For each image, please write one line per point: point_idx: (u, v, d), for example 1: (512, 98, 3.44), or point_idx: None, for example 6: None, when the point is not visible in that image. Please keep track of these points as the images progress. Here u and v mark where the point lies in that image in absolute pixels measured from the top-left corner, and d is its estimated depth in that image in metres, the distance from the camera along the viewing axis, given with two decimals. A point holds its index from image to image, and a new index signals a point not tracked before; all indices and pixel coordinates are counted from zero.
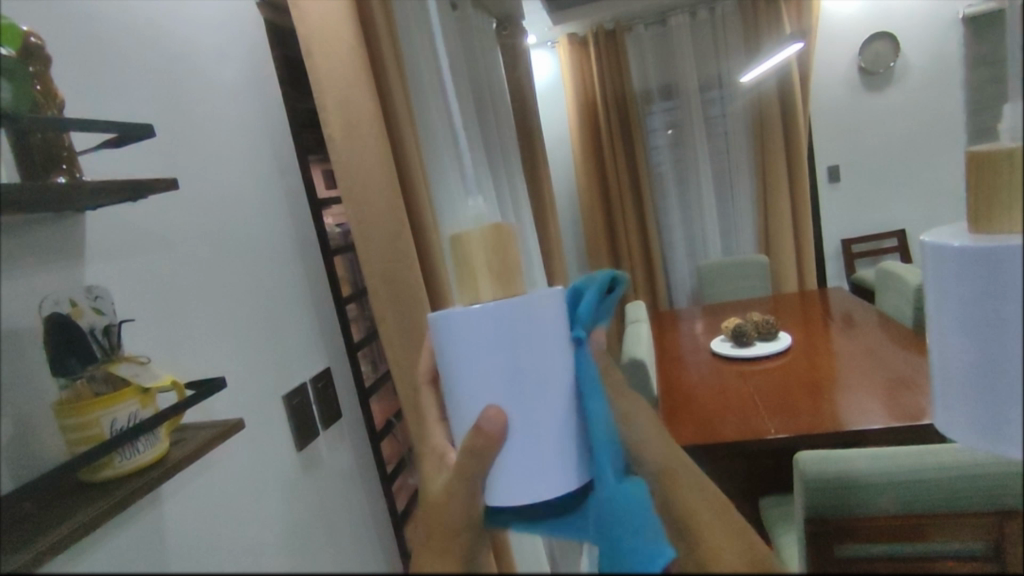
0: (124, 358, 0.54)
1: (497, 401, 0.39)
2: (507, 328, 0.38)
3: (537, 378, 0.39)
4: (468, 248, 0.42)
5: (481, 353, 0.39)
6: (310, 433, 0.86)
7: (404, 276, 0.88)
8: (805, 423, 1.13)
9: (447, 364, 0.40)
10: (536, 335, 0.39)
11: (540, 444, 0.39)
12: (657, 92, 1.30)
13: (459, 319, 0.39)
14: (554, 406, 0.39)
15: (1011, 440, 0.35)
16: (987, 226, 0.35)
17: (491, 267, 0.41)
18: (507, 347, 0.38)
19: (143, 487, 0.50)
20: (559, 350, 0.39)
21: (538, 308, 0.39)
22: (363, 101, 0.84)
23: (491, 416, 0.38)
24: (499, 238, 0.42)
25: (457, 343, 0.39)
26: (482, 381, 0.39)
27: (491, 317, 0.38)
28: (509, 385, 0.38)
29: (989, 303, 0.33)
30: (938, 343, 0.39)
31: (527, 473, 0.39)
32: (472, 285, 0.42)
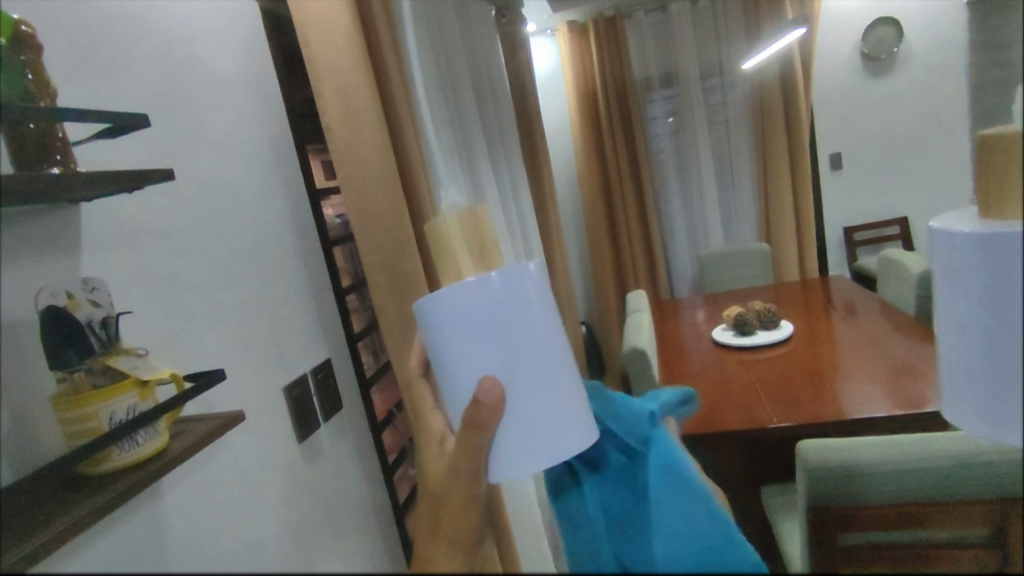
0: (122, 351, 0.54)
1: (492, 373, 0.43)
2: (496, 305, 0.43)
3: (526, 348, 0.43)
4: (449, 237, 0.48)
5: (472, 330, 0.43)
6: (311, 424, 0.86)
7: (403, 267, 0.87)
8: (807, 411, 1.12)
9: (437, 345, 0.44)
10: (521, 310, 0.43)
11: (534, 407, 0.44)
12: (657, 78, 1.25)
13: (448, 300, 0.43)
14: (541, 373, 0.44)
15: (1015, 429, 0.34)
16: (998, 212, 0.34)
17: (472, 249, 0.48)
18: (496, 323, 0.43)
19: (142, 481, 0.50)
20: (541, 321, 0.44)
21: (519, 286, 0.43)
22: (360, 89, 0.83)
23: (488, 388, 0.42)
24: (473, 222, 0.49)
25: (447, 324, 0.43)
26: (477, 356, 0.43)
27: (479, 296, 0.42)
28: (501, 357, 0.43)
29: (996, 289, 0.33)
30: (945, 333, 0.38)
31: (523, 443, 0.44)
32: (454, 266, 0.47)
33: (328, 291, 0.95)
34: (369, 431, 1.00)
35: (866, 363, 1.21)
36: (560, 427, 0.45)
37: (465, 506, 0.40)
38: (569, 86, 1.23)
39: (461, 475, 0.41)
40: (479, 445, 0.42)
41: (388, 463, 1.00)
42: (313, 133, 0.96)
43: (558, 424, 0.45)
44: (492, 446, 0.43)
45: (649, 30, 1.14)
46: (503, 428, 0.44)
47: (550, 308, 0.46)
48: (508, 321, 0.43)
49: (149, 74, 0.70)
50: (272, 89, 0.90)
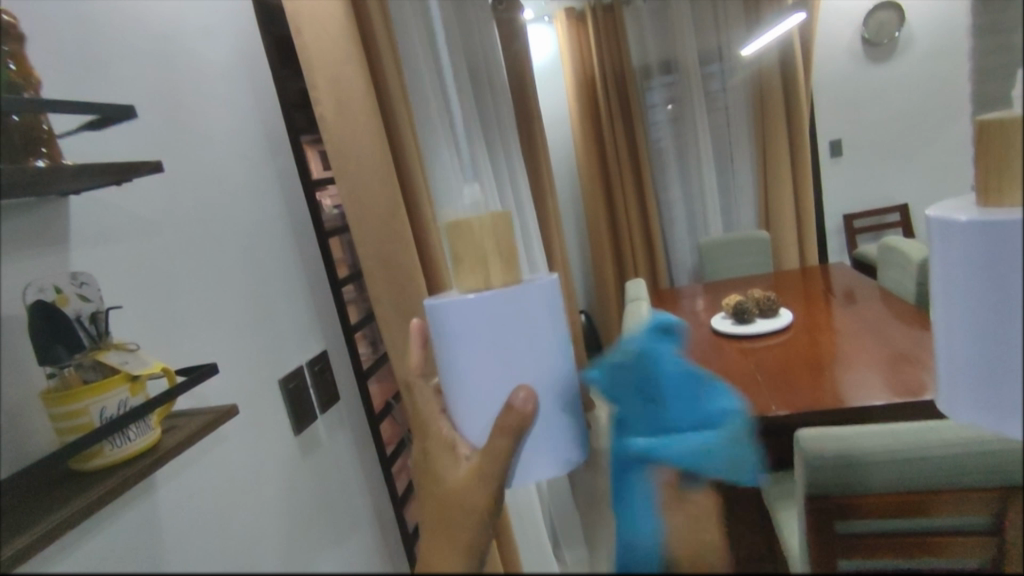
0: (113, 345, 0.55)
1: (523, 382, 0.42)
2: (524, 314, 0.42)
3: (553, 356, 0.43)
4: (475, 238, 0.43)
5: (502, 344, 0.42)
6: (307, 417, 0.86)
7: (398, 258, 0.87)
8: (810, 400, 1.16)
9: (461, 354, 0.42)
10: (547, 318, 0.43)
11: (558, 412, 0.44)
12: (658, 64, 1.22)
13: (475, 311, 0.41)
14: (564, 379, 0.44)
15: (1015, 421, 0.34)
16: (997, 199, 0.33)
17: (500, 252, 0.43)
18: (524, 334, 0.42)
19: (133, 476, 0.50)
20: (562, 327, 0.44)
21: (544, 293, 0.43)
22: (353, 79, 0.82)
23: (524, 398, 0.42)
24: (497, 226, 0.43)
25: (474, 334, 0.42)
26: (505, 366, 0.42)
27: (510, 307, 0.41)
28: (530, 366, 0.42)
29: (997, 281, 0.32)
30: (941, 322, 0.38)
31: (549, 448, 0.44)
32: (481, 268, 0.43)
33: (323, 282, 0.95)
34: (366, 423, 1.00)
35: (865, 352, 1.21)
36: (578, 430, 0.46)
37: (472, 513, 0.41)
38: (569, 77, 1.12)
39: (479, 483, 0.42)
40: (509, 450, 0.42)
41: (385, 455, 1.00)
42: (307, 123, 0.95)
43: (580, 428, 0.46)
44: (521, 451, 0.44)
45: (647, 15, 1.18)
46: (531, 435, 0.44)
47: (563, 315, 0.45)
48: (538, 330, 0.42)
49: (138, 62, 0.68)
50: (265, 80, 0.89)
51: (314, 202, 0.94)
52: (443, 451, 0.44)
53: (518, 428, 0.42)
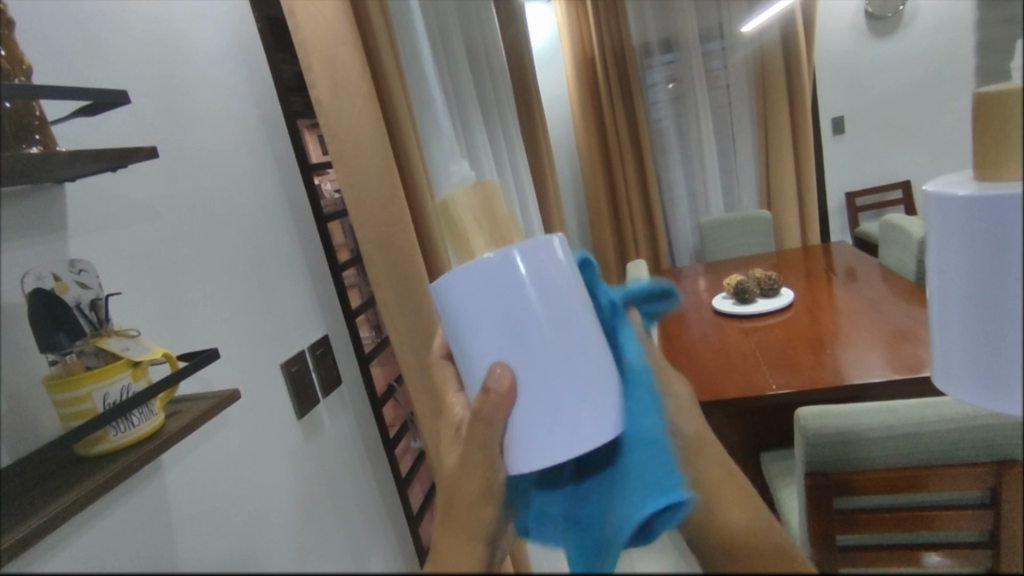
0: (114, 332, 0.55)
1: (502, 359, 0.40)
2: (507, 283, 0.39)
3: (546, 329, 0.39)
4: (458, 212, 0.51)
5: (488, 313, 0.40)
6: (310, 400, 0.86)
7: (398, 241, 0.87)
8: (809, 377, 1.15)
9: (455, 327, 0.42)
10: (535, 290, 0.39)
11: (553, 390, 0.40)
12: (657, 43, 1.28)
13: (457, 283, 0.40)
14: (565, 355, 0.40)
15: (1012, 398, 0.34)
16: (995, 172, 0.33)
17: (480, 222, 0.50)
18: (504, 305, 0.39)
19: (140, 459, 0.50)
20: (565, 298, 0.40)
21: (535, 259, 0.40)
22: (348, 60, 0.81)
23: (498, 375, 0.39)
24: (482, 199, 0.51)
25: (459, 307, 0.40)
26: (486, 339, 0.40)
27: (489, 276, 0.39)
28: (513, 341, 0.39)
29: (994, 256, 0.32)
30: (937, 298, 0.38)
31: (539, 431, 0.40)
32: (465, 239, 0.50)
33: (323, 267, 0.95)
34: (369, 405, 1.01)
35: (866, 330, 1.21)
36: (592, 406, 0.40)
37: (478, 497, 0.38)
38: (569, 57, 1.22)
39: (472, 467, 0.39)
40: (488, 437, 0.40)
41: (389, 437, 1.02)
42: (303, 107, 0.94)
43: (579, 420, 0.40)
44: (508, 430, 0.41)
45: None
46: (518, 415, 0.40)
47: (574, 291, 0.41)
48: (521, 301, 0.39)
49: (130, 47, 0.67)
50: (260, 62, 0.88)
51: (312, 186, 0.94)
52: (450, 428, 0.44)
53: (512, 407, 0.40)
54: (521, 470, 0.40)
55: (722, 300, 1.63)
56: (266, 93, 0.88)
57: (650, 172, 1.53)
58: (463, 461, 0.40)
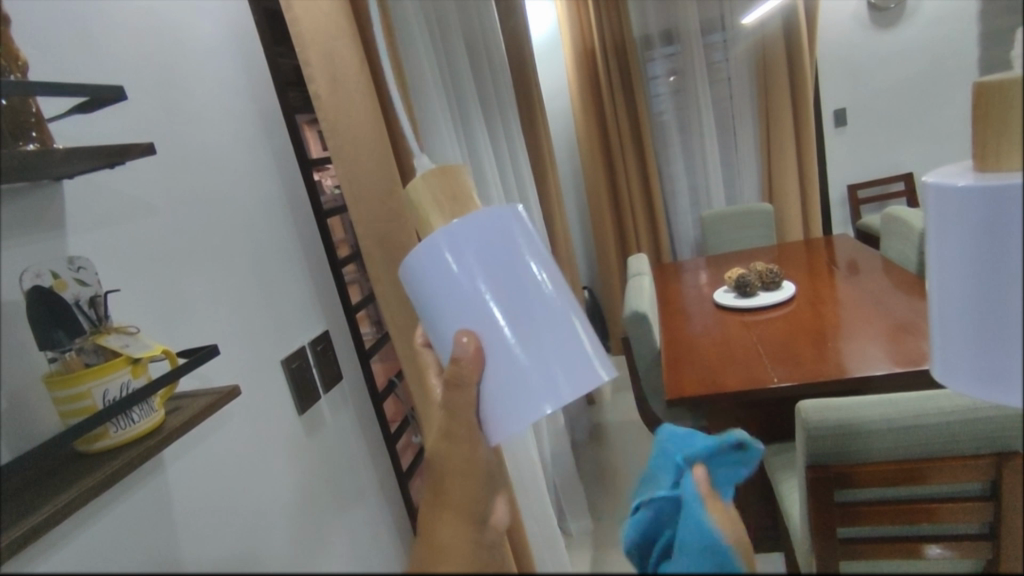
0: (113, 329, 0.54)
1: (467, 327, 0.40)
2: (459, 255, 0.40)
3: (503, 292, 0.40)
4: (417, 199, 0.46)
5: (445, 288, 0.41)
6: (311, 396, 0.87)
7: (398, 236, 0.87)
8: (811, 370, 1.12)
9: (426, 308, 0.43)
10: (484, 256, 0.40)
11: (520, 351, 0.39)
12: (657, 35, 1.49)
13: (416, 267, 0.42)
14: (528, 315, 0.40)
15: (1011, 389, 0.34)
16: (995, 163, 0.33)
17: (441, 203, 0.46)
18: (459, 276, 0.40)
19: (140, 455, 0.51)
20: (521, 260, 0.41)
21: (483, 229, 0.41)
22: (347, 55, 0.81)
23: (463, 343, 0.40)
24: (437, 180, 0.46)
25: (422, 285, 0.42)
26: (450, 311, 0.41)
27: (442, 251, 0.41)
28: (474, 308, 0.40)
29: (993, 248, 0.32)
30: (936, 289, 0.38)
31: (512, 396, 0.39)
32: (429, 226, 0.46)
33: (323, 262, 0.95)
34: (370, 401, 1.01)
35: (868, 324, 1.21)
36: (563, 362, 0.39)
37: (466, 472, 0.39)
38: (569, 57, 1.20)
39: (456, 440, 0.40)
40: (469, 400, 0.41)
41: (390, 433, 1.02)
42: (301, 103, 0.94)
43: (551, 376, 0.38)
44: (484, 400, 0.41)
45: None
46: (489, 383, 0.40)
47: (533, 255, 0.41)
48: (473, 269, 0.40)
49: (126, 41, 0.67)
50: (257, 58, 0.88)
51: (311, 182, 0.94)
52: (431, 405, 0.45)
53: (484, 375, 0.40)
54: (504, 433, 0.39)
55: (725, 294, 1.54)
56: (263, 89, 0.88)
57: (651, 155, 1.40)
58: (448, 434, 0.40)
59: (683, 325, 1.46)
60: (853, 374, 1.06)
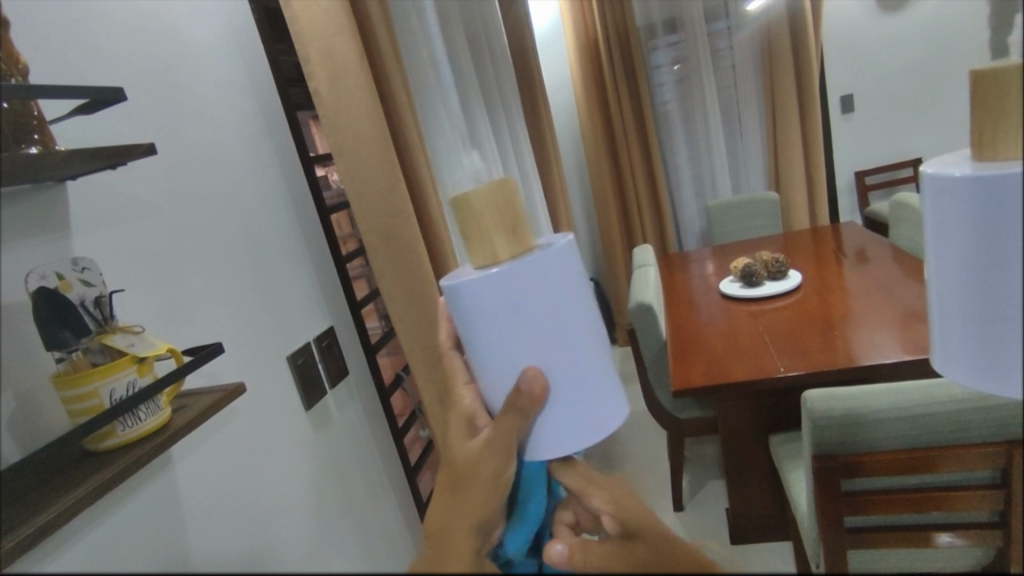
0: (118, 329, 0.57)
1: (534, 362, 0.38)
2: (536, 291, 0.36)
3: (570, 327, 0.38)
4: (475, 213, 0.37)
5: (516, 322, 0.37)
6: (317, 391, 0.88)
7: (399, 231, 0.87)
8: (816, 359, 1.12)
9: (480, 332, 0.38)
10: (559, 291, 0.37)
11: (580, 390, 0.39)
12: (664, 27, 1.77)
13: (481, 294, 0.37)
14: (587, 354, 0.39)
15: (1011, 383, 0.34)
16: (992, 152, 0.32)
17: (505, 223, 0.37)
18: (531, 314, 0.37)
19: (145, 455, 0.51)
20: (581, 294, 0.39)
21: (557, 261, 0.37)
22: (346, 50, 0.81)
23: (531, 378, 0.38)
24: (501, 193, 0.38)
25: (484, 316, 0.37)
26: (516, 345, 0.37)
27: (517, 286, 0.36)
28: (544, 346, 0.37)
29: (989, 242, 0.32)
30: (933, 280, 0.37)
31: (568, 427, 0.39)
32: (487, 244, 0.38)
33: (327, 258, 0.96)
34: (377, 396, 1.03)
35: (875, 311, 1.21)
36: (607, 400, 0.40)
37: (491, 487, 0.37)
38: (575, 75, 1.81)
39: (494, 452, 0.38)
40: (517, 430, 0.39)
41: (396, 426, 1.04)
42: (304, 99, 0.95)
43: (602, 408, 0.40)
44: (534, 429, 0.39)
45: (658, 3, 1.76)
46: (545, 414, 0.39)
47: (585, 288, 0.40)
48: (547, 307, 0.37)
49: (127, 44, 0.67)
50: (258, 55, 0.88)
51: (313, 179, 0.95)
52: (456, 416, 0.41)
53: (538, 411, 0.39)
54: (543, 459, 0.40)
55: (731, 283, 1.55)
56: (265, 87, 0.89)
57: (656, 159, 1.90)
58: (486, 444, 0.38)
59: (690, 315, 1.46)
60: (861, 362, 1.06)
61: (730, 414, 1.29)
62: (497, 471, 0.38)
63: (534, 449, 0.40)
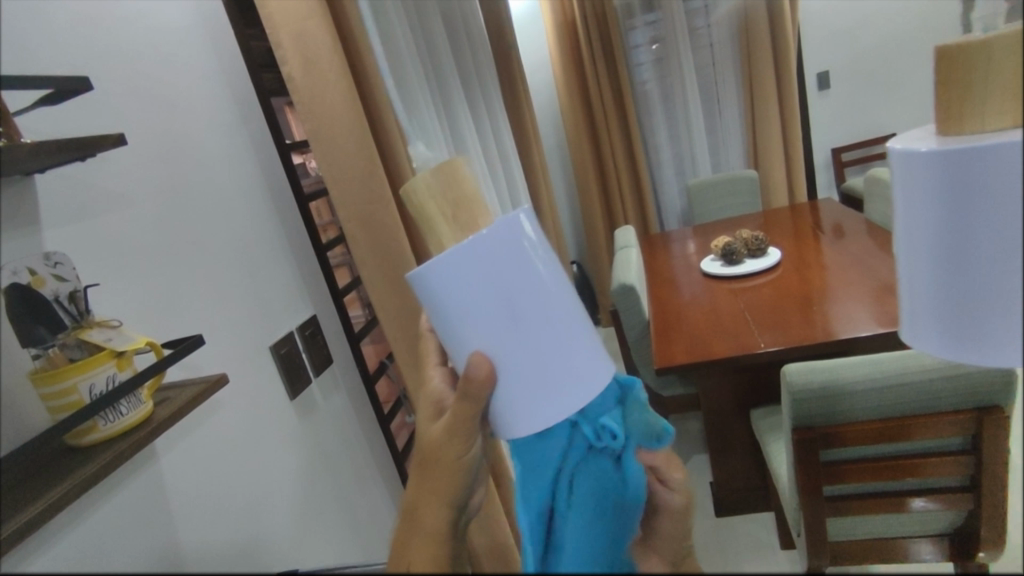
0: (95, 324, 0.56)
1: (482, 346, 0.39)
2: (483, 275, 0.37)
3: (521, 311, 0.38)
4: (415, 199, 0.42)
5: (468, 305, 0.38)
6: (301, 381, 0.87)
7: (379, 218, 0.86)
8: (795, 334, 1.14)
9: (435, 314, 0.40)
10: (510, 272, 0.37)
11: (534, 370, 0.39)
12: None
13: (436, 277, 0.38)
14: (550, 335, 0.39)
15: (986, 357, 0.35)
16: (957, 127, 0.33)
17: (444, 214, 0.42)
18: (478, 298, 0.38)
19: (130, 448, 0.51)
20: (543, 275, 0.38)
21: (507, 243, 0.38)
22: (319, 34, 0.79)
23: (478, 362, 0.38)
24: (450, 179, 0.42)
25: (437, 298, 0.38)
26: (464, 328, 0.39)
27: (458, 271, 0.37)
28: (490, 330, 0.38)
29: (959, 216, 0.32)
30: (903, 254, 0.38)
31: (531, 405, 0.39)
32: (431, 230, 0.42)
33: (306, 246, 0.96)
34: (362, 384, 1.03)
35: (853, 286, 1.23)
36: (579, 379, 0.39)
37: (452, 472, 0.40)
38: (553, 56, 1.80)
39: (454, 439, 0.41)
40: (473, 414, 0.40)
41: (383, 413, 1.04)
42: (277, 85, 0.93)
43: (572, 389, 0.39)
44: (495, 411, 0.40)
45: None
46: (506, 393, 0.39)
47: (553, 266, 0.40)
48: (491, 292, 0.37)
49: (89, 29, 0.65)
50: (227, 40, 0.86)
51: (290, 167, 0.94)
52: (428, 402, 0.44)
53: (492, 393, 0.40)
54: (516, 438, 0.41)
55: (711, 262, 1.56)
56: (235, 73, 0.87)
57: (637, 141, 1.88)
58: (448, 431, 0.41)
59: (671, 295, 1.48)
60: (839, 336, 1.08)
61: (711, 391, 1.31)
62: (461, 452, 0.41)
63: (505, 428, 0.40)
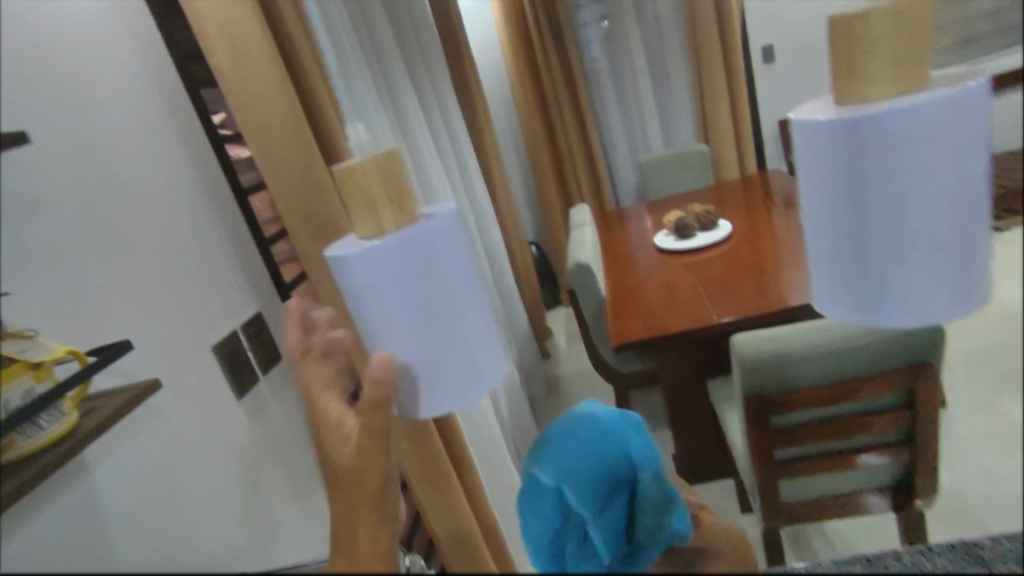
0: (11, 334, 0.55)
1: (407, 332, 0.47)
2: (406, 268, 0.45)
3: (439, 300, 0.46)
4: (360, 182, 0.45)
5: (394, 292, 0.45)
6: (246, 379, 0.87)
7: (318, 205, 0.80)
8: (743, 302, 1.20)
9: (356, 299, 0.48)
10: (430, 265, 0.45)
11: (441, 357, 0.48)
12: None
13: (365, 268, 0.45)
14: (460, 322, 0.48)
15: (875, 311, 0.45)
16: (847, 96, 0.42)
17: (387, 197, 0.46)
18: (405, 287, 0.45)
19: (51, 464, 0.53)
20: (454, 267, 0.47)
21: (426, 239, 0.45)
22: (245, 25, 0.77)
23: (395, 341, 0.47)
24: (386, 170, 0.46)
25: (366, 286, 0.46)
26: (384, 315, 0.46)
27: (383, 265, 0.45)
28: (411, 318, 0.46)
29: (852, 187, 0.41)
30: (810, 228, 0.47)
31: (446, 383, 0.49)
32: (370, 212, 0.46)
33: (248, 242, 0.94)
34: None
35: None
36: (479, 360, 0.49)
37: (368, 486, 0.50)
38: None
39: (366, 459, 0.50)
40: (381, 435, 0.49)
41: None
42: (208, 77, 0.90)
43: (476, 367, 0.49)
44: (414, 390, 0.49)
45: None
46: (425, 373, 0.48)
47: (464, 257, 0.48)
48: (410, 285, 0.45)
49: None
50: (151, 32, 0.83)
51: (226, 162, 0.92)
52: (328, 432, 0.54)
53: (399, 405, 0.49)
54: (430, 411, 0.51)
55: (665, 237, 1.59)
56: (161, 66, 0.84)
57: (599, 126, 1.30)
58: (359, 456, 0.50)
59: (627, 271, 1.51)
60: None
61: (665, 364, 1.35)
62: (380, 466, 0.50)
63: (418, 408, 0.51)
